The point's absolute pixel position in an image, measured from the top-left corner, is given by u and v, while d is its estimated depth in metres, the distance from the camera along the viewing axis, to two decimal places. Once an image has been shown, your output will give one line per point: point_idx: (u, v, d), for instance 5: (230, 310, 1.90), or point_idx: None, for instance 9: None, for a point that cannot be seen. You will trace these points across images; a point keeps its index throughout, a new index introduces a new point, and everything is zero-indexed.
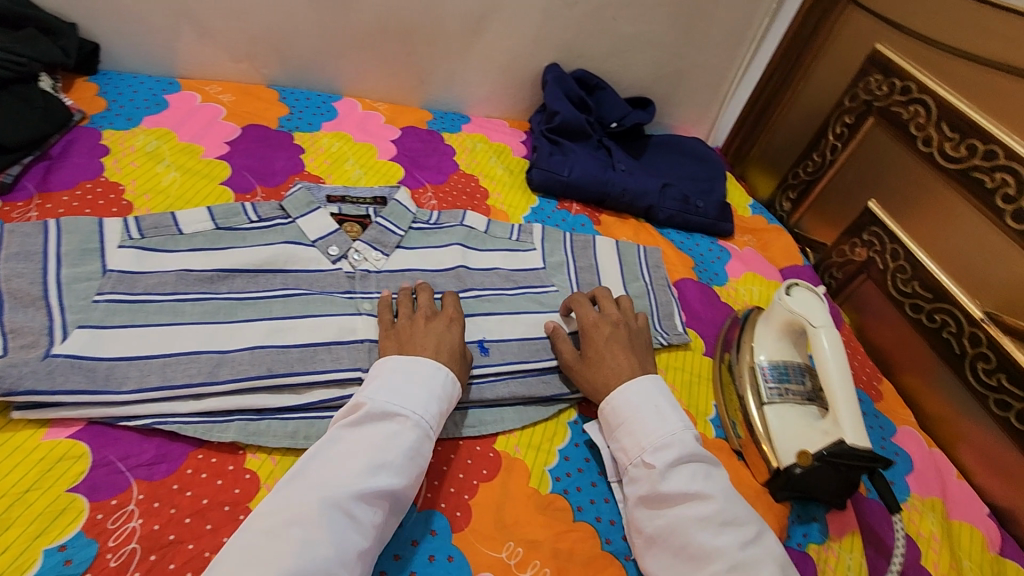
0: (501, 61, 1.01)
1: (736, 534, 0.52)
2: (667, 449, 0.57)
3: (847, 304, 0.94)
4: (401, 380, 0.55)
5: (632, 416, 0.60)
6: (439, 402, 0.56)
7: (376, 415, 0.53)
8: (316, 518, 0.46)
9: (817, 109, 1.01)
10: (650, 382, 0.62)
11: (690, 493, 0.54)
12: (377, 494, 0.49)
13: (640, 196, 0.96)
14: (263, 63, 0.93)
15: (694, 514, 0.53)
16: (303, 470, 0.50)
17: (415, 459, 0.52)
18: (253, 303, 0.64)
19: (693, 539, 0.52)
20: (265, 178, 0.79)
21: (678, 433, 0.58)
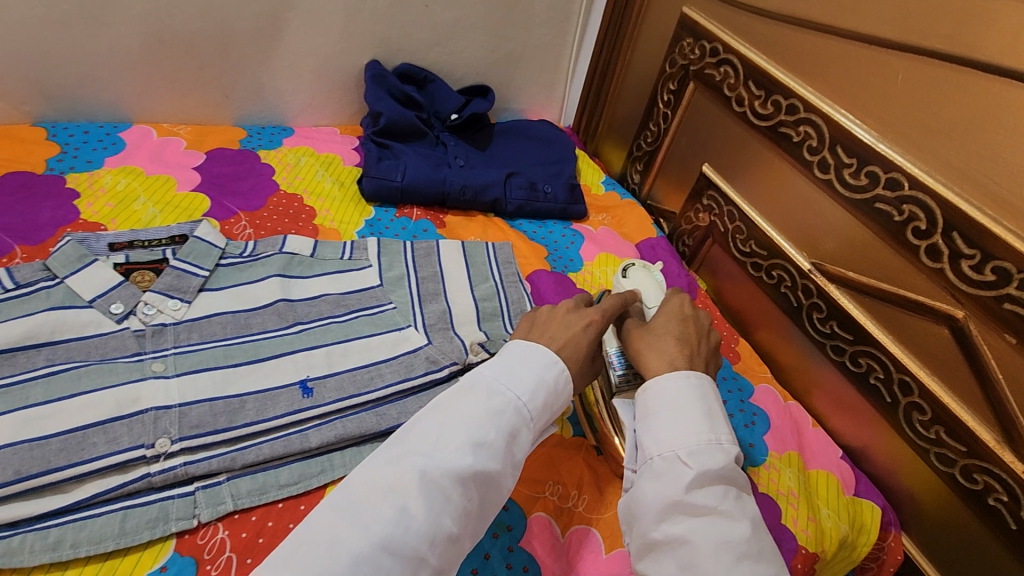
0: (312, 64, 0.93)
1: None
2: (706, 456, 0.46)
3: (702, 269, 0.94)
4: (518, 362, 0.51)
5: (675, 405, 0.49)
6: (544, 383, 0.51)
7: (483, 394, 0.48)
8: (412, 494, 0.42)
9: (646, 78, 1.00)
10: (706, 381, 0.51)
11: (716, 511, 0.44)
12: (471, 476, 0.44)
13: (483, 190, 0.91)
14: (20, 99, 0.80)
15: (713, 534, 0.43)
16: (398, 450, 0.45)
17: (514, 447, 0.48)
18: (3, 393, 0.54)
19: (704, 562, 0.42)
20: (26, 235, 0.67)
21: (721, 446, 0.47)
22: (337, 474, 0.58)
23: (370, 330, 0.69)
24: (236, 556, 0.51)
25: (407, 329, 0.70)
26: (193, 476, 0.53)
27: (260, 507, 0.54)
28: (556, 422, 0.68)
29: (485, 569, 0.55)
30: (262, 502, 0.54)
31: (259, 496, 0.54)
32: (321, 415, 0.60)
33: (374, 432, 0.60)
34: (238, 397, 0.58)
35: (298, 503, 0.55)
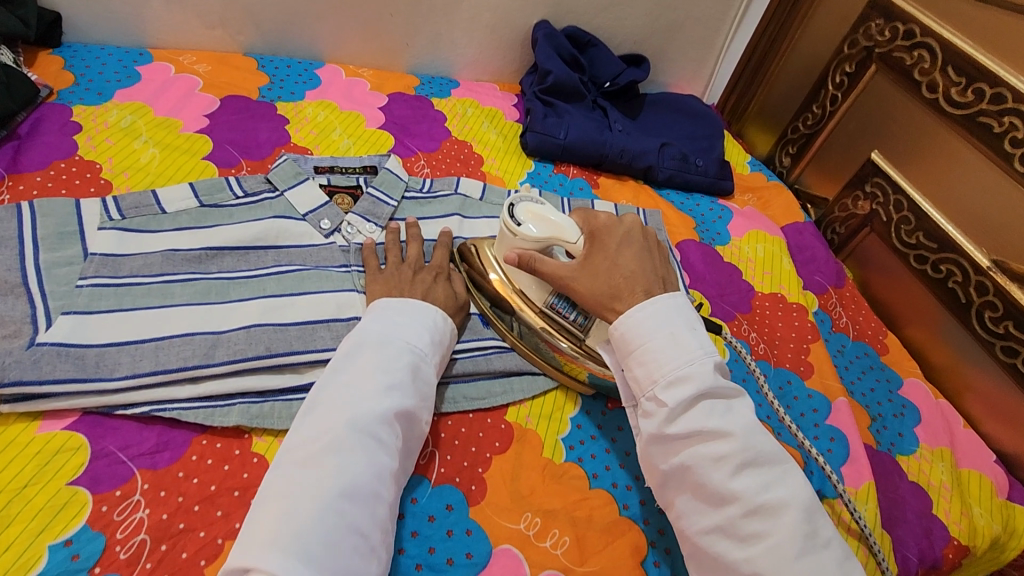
0: (488, 19, 0.96)
1: (756, 476, 0.46)
2: (684, 383, 0.48)
3: (850, 259, 0.94)
4: (400, 317, 0.54)
5: (642, 345, 0.51)
6: (432, 335, 0.54)
7: (379, 347, 0.50)
8: (348, 443, 0.44)
9: (817, 60, 0.99)
10: (670, 302, 0.53)
11: (705, 430, 0.47)
12: (396, 415, 0.47)
13: (639, 156, 0.93)
14: (237, 29, 0.87)
15: (708, 453, 0.46)
16: (319, 405, 0.47)
17: (421, 383, 0.51)
18: (245, 282, 0.61)
19: (708, 479, 0.46)
20: (250, 151, 0.75)
21: (696, 364, 0.49)
22: (518, 396, 0.62)
23: None
24: (438, 452, 0.56)
25: None
26: None
27: (455, 414, 0.60)
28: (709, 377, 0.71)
29: (652, 501, 0.58)
30: (455, 410, 0.60)
31: (454, 404, 0.60)
32: (500, 342, 0.65)
33: (546, 366, 0.65)
34: None
35: (485, 417, 0.60)
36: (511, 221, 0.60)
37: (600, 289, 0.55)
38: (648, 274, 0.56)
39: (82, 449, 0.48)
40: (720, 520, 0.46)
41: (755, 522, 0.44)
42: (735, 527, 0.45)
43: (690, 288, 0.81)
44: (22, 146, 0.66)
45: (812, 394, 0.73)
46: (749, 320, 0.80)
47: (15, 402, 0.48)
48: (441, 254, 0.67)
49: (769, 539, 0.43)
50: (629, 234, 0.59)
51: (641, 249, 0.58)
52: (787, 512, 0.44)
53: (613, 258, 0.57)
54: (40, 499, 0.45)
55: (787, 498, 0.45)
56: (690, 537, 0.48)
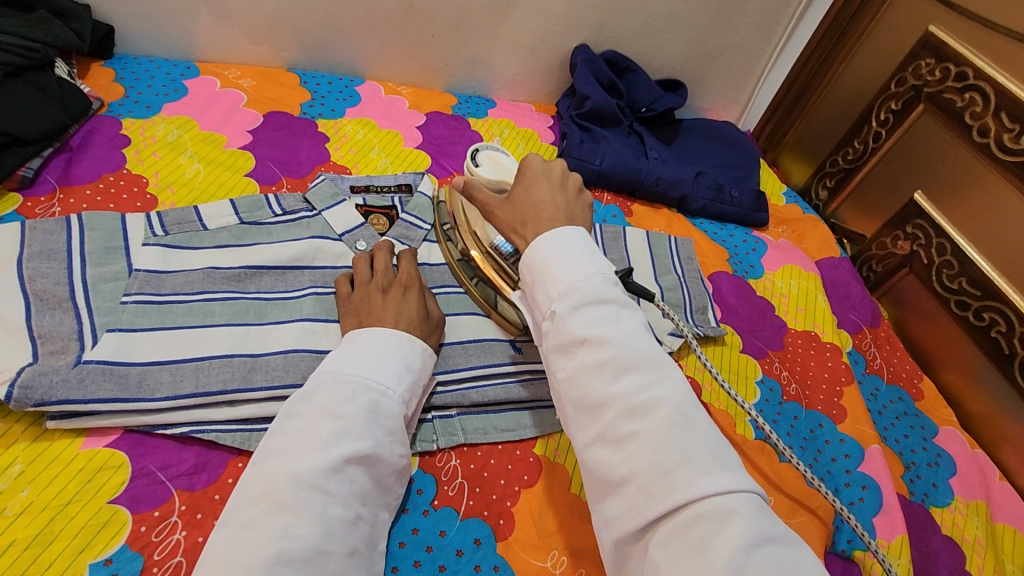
0: (528, 42, 0.97)
1: (637, 379, 0.42)
2: (571, 295, 0.47)
3: (886, 298, 0.92)
4: (360, 352, 0.53)
5: (543, 269, 0.51)
6: (396, 364, 0.54)
7: (333, 387, 0.50)
8: (291, 504, 0.43)
9: (860, 94, 0.98)
10: (573, 233, 0.52)
11: (588, 337, 0.44)
12: (346, 461, 0.46)
13: (674, 185, 0.92)
14: (283, 46, 0.89)
15: (589, 359, 0.44)
16: (271, 454, 0.46)
17: (378, 421, 0.50)
18: (283, 304, 0.62)
19: (588, 387, 0.43)
20: (290, 169, 0.76)
21: (585, 279, 0.48)
22: (548, 428, 0.62)
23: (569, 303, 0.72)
24: (467, 484, 0.57)
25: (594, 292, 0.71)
26: (432, 406, 0.60)
27: (484, 445, 0.60)
28: (736, 420, 0.70)
29: None
30: (484, 440, 0.60)
31: (483, 435, 0.60)
32: (531, 374, 0.65)
33: None
34: (460, 345, 0.64)
35: (513, 448, 0.61)
36: (471, 164, 0.76)
37: (512, 216, 0.60)
38: (556, 202, 0.58)
39: (123, 467, 0.49)
40: (600, 428, 0.42)
41: (631, 423, 0.41)
42: (612, 430, 0.41)
43: (721, 323, 0.81)
44: (73, 157, 0.68)
45: (844, 438, 0.71)
46: (781, 359, 0.79)
47: (61, 418, 0.49)
48: (408, 263, 0.66)
49: (641, 438, 0.40)
50: (547, 173, 0.62)
51: (557, 185, 0.60)
52: (661, 407, 0.41)
53: (527, 193, 0.60)
54: (82, 517, 0.46)
55: (664, 396, 0.41)
56: (580, 453, 0.43)
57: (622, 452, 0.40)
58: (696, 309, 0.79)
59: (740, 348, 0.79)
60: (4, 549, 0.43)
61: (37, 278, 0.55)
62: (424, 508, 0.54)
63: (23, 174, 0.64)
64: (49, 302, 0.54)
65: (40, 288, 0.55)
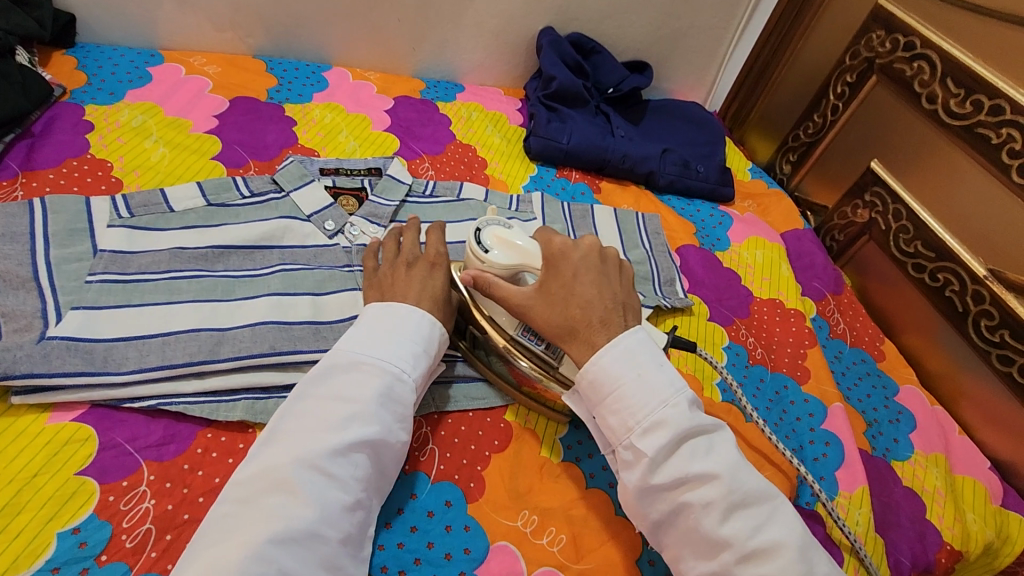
0: (493, 25, 0.98)
1: (747, 518, 0.45)
2: (658, 429, 0.47)
3: (849, 266, 0.95)
4: (376, 334, 0.53)
5: (614, 390, 0.50)
6: (411, 347, 0.53)
7: (348, 373, 0.50)
8: (291, 482, 0.43)
9: (818, 69, 1.01)
10: (642, 340, 0.51)
11: (689, 475, 0.46)
12: (352, 445, 0.46)
13: (641, 162, 0.94)
14: (247, 33, 0.89)
15: (697, 498, 0.46)
16: (280, 434, 0.47)
17: (390, 405, 0.50)
18: (251, 280, 0.62)
19: (698, 524, 0.46)
20: (257, 152, 0.77)
21: (669, 407, 0.48)
22: (519, 396, 0.63)
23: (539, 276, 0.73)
24: (437, 449, 0.58)
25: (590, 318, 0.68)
26: None
27: (455, 412, 0.61)
28: (703, 384, 0.72)
29: None
30: (455, 408, 0.61)
31: (453, 402, 0.61)
32: None
33: None
34: None
35: (484, 416, 0.62)
36: (477, 245, 0.59)
37: (556, 321, 0.54)
38: (605, 301, 0.54)
39: (90, 440, 0.49)
40: (715, 564, 0.45)
41: (752, 568, 0.44)
42: (729, 572, 0.44)
43: (689, 293, 0.83)
44: (35, 143, 0.68)
45: (808, 398, 0.74)
46: (747, 325, 0.81)
47: (26, 393, 0.50)
48: (437, 236, 0.64)
49: None
50: (586, 258, 0.56)
51: (601, 277, 0.56)
52: (781, 552, 0.44)
53: (576, 289, 0.54)
54: (49, 488, 0.46)
55: (781, 538, 0.44)
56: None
57: None
58: (664, 280, 0.81)
59: (708, 317, 0.81)
60: None
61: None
62: None
63: None
64: (11, 282, 0.55)
65: (2, 269, 0.55)
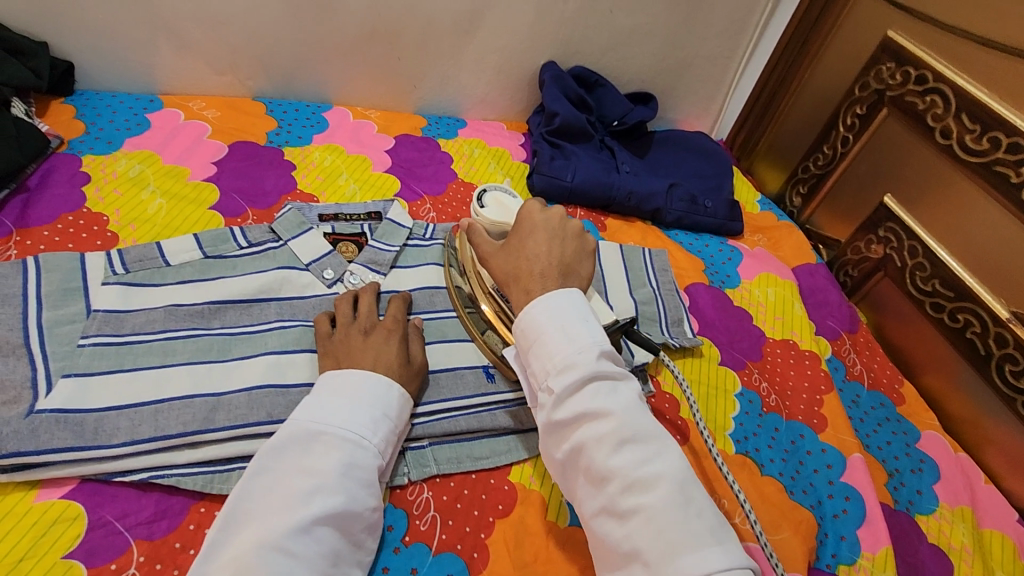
0: (494, 61, 0.97)
1: (636, 452, 0.45)
2: (569, 370, 0.48)
3: (864, 302, 0.92)
4: (332, 401, 0.51)
5: (538, 337, 0.51)
6: (371, 412, 0.52)
7: (304, 444, 0.48)
8: (251, 566, 0.41)
9: (827, 100, 0.98)
10: (568, 296, 0.53)
11: (590, 410, 0.47)
12: (316, 519, 0.44)
13: (647, 199, 0.92)
14: (248, 75, 0.88)
15: (591, 433, 0.46)
16: (240, 517, 0.45)
17: (354, 473, 0.48)
18: (248, 338, 0.61)
19: (592, 459, 0.45)
20: (256, 200, 0.76)
21: (583, 353, 0.49)
22: (522, 455, 0.61)
23: None
24: (439, 517, 0.55)
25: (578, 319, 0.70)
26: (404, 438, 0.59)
27: (457, 475, 0.59)
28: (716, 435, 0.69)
29: None
30: (457, 470, 0.59)
31: (456, 464, 0.59)
32: (505, 400, 0.64)
33: None
34: (434, 373, 0.63)
35: (488, 477, 0.59)
36: (478, 204, 0.74)
37: (507, 268, 0.60)
38: (551, 258, 0.59)
39: (79, 519, 0.48)
40: (603, 499, 0.44)
41: (633, 498, 0.43)
42: (615, 504, 0.44)
43: (699, 335, 0.80)
44: (30, 198, 0.67)
45: (826, 448, 0.71)
46: (760, 369, 0.78)
47: (14, 470, 0.48)
48: (396, 307, 0.64)
49: (645, 513, 0.42)
50: (543, 224, 0.63)
51: (554, 235, 0.62)
52: (663, 483, 0.43)
53: (534, 247, 0.60)
54: (34, 574, 0.44)
55: (664, 471, 0.44)
56: (587, 520, 0.46)
57: (625, 527, 0.43)
58: (672, 322, 0.79)
59: (719, 360, 0.78)
60: None
61: None
62: (395, 545, 0.53)
63: None
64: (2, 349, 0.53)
65: None
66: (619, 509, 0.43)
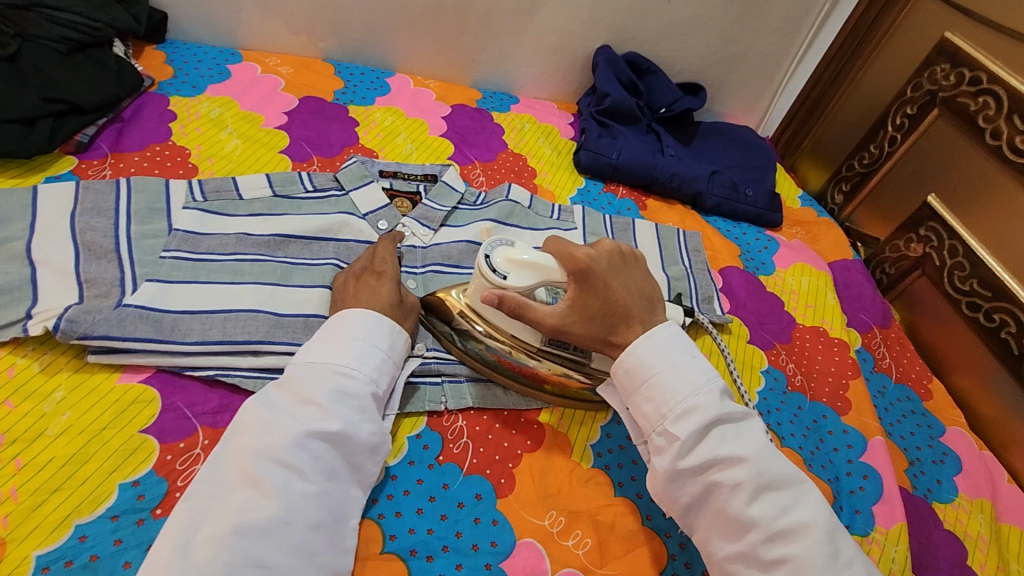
0: (551, 41, 1.01)
1: (773, 499, 0.48)
2: (691, 415, 0.50)
3: (899, 301, 0.93)
4: (326, 339, 0.53)
5: (647, 379, 0.52)
6: (362, 344, 0.53)
7: (301, 376, 0.51)
8: (256, 478, 0.44)
9: (877, 100, 0.99)
10: (668, 329, 0.55)
11: (719, 458, 0.49)
12: (310, 439, 0.47)
13: (689, 182, 0.95)
14: (320, 37, 0.94)
15: (725, 480, 0.48)
16: (239, 431, 0.47)
17: (348, 401, 0.50)
18: (308, 269, 0.66)
19: (727, 505, 0.48)
20: (322, 149, 0.81)
21: (701, 394, 0.51)
22: (553, 399, 0.64)
23: None
24: (471, 444, 0.59)
25: None
26: (442, 370, 0.63)
27: (490, 409, 0.62)
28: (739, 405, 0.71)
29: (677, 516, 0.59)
30: (489, 405, 0.62)
31: (490, 400, 0.63)
32: None
33: None
34: None
35: (519, 415, 0.63)
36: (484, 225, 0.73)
37: (598, 328, 0.55)
38: (637, 301, 0.56)
39: (154, 402, 0.53)
40: (743, 546, 0.47)
41: (777, 547, 0.46)
42: (756, 551, 0.47)
43: (729, 314, 0.82)
44: (124, 128, 0.74)
45: (848, 429, 0.72)
46: (788, 351, 0.80)
47: (100, 353, 0.53)
48: (387, 249, 0.65)
49: (794, 564, 0.45)
50: (611, 263, 0.57)
51: (623, 274, 0.57)
52: (808, 533, 0.46)
53: (616, 295, 0.55)
54: (115, 442, 0.49)
55: (807, 520, 0.47)
56: (718, 561, 0.49)
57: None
58: (703, 299, 0.81)
59: (748, 339, 0.80)
60: (45, 464, 0.47)
61: (87, 230, 0.60)
62: (429, 462, 0.57)
63: (79, 139, 0.69)
64: (95, 252, 0.59)
65: (88, 239, 0.60)
66: (765, 561, 0.46)
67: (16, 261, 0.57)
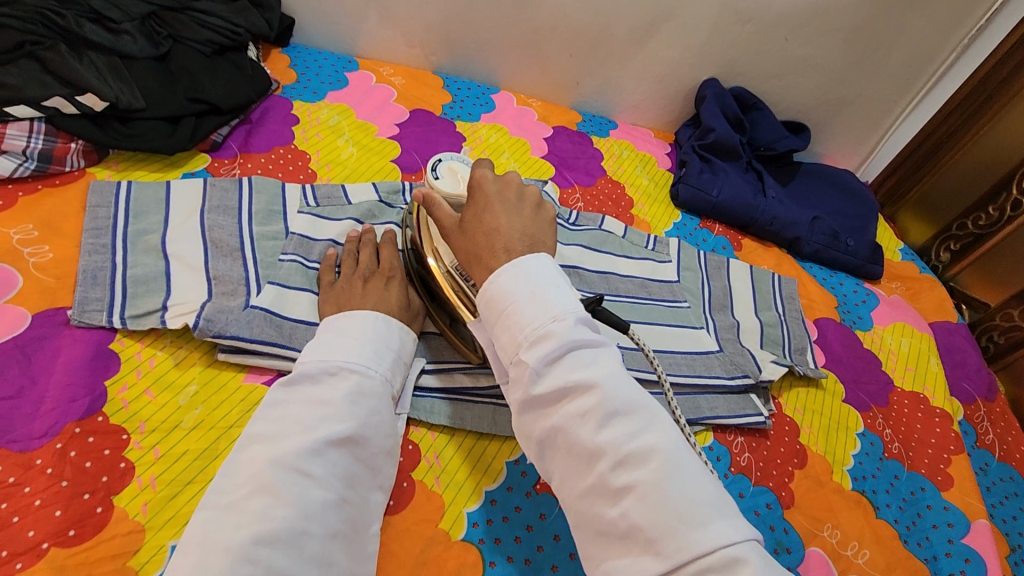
0: (658, 71, 1.00)
1: (622, 426, 0.41)
2: (544, 341, 0.43)
3: (1004, 372, 0.94)
4: (337, 337, 0.52)
5: (506, 306, 0.45)
6: (374, 344, 0.53)
7: (313, 373, 0.49)
8: (270, 485, 0.43)
9: (1002, 160, 0.98)
10: (542, 260, 0.47)
11: (572, 386, 0.42)
12: (331, 443, 0.46)
13: (789, 226, 0.92)
14: (432, 50, 0.96)
15: (574, 409, 0.41)
16: (250, 441, 0.45)
17: (363, 402, 0.49)
18: None
19: (574, 435, 0.41)
20: (430, 163, 0.83)
21: (557, 321, 0.44)
22: None
23: (670, 323, 0.72)
24: None
25: (701, 330, 0.73)
26: None
27: None
28: (834, 468, 0.69)
29: None
30: None
31: None
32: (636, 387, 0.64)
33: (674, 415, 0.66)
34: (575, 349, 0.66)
35: None
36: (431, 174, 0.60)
37: (465, 249, 0.52)
38: (514, 231, 0.50)
39: None
40: (593, 478, 0.40)
41: (625, 474, 0.39)
42: (605, 482, 0.39)
43: (824, 368, 0.80)
44: (252, 129, 0.77)
45: (948, 506, 0.69)
46: (885, 416, 0.77)
47: (230, 352, 0.56)
48: (391, 252, 0.64)
49: (640, 490, 0.38)
50: (502, 193, 0.53)
51: (511, 208, 0.52)
52: (655, 457, 0.39)
53: (491, 219, 0.51)
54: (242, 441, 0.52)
55: (656, 444, 0.40)
56: (573, 501, 0.42)
57: (620, 505, 0.39)
58: (796, 349, 0.79)
59: (843, 398, 0.77)
60: (180, 456, 0.50)
61: (216, 228, 0.63)
62: (526, 489, 0.57)
63: (214, 139, 0.72)
64: (222, 250, 0.62)
65: (217, 237, 0.63)
66: (610, 490, 0.39)
67: (152, 253, 0.60)
